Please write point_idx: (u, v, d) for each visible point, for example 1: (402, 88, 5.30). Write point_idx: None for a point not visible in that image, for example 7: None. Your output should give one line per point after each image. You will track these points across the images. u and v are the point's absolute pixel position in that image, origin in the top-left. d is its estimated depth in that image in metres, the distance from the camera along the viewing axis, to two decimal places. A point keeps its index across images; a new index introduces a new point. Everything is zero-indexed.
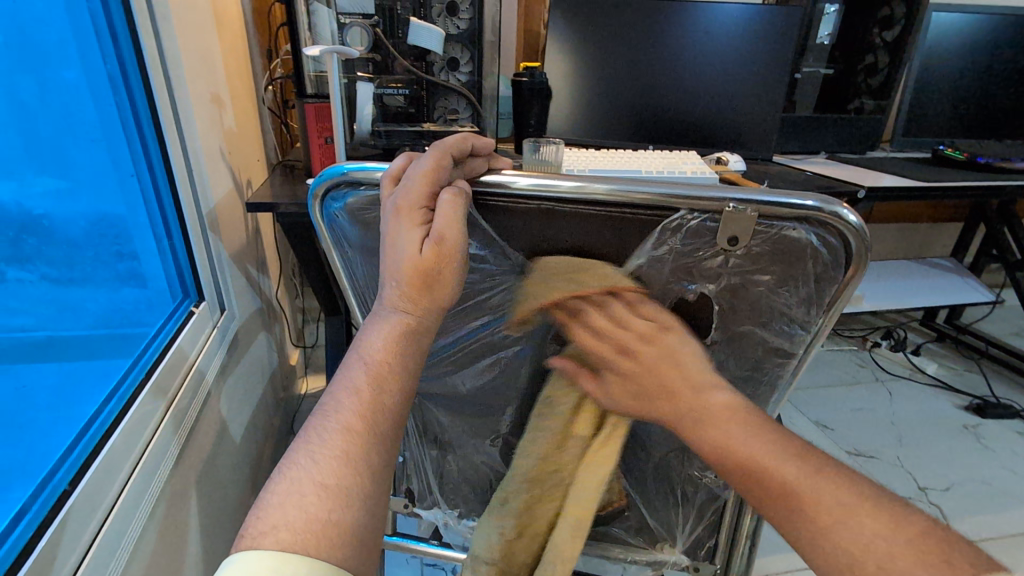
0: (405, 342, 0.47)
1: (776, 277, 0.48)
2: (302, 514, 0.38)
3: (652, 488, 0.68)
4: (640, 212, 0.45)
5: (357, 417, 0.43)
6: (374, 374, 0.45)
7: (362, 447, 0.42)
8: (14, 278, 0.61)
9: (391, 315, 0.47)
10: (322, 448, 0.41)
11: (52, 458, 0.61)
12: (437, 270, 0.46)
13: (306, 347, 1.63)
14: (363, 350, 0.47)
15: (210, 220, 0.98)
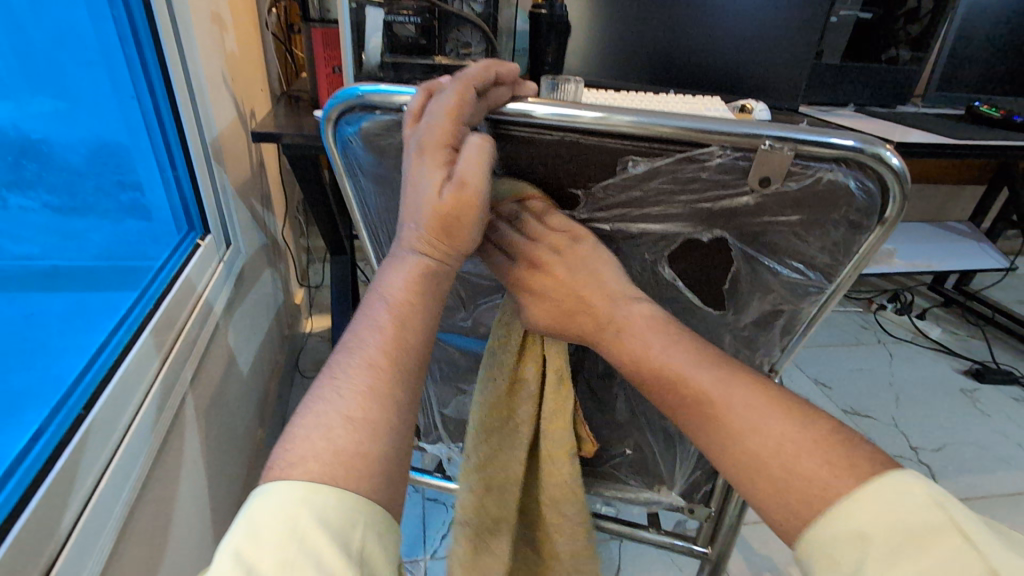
0: (423, 279, 0.46)
1: (805, 222, 0.46)
2: (329, 442, 0.38)
3: (653, 433, 0.67)
4: (669, 148, 0.43)
5: (381, 353, 0.43)
6: (396, 311, 0.45)
7: (384, 380, 0.42)
8: (19, 206, 0.59)
9: (410, 256, 0.46)
10: (347, 384, 0.41)
11: (65, 383, 0.62)
12: (455, 218, 0.44)
13: (311, 287, 1.63)
14: (385, 291, 0.46)
15: (214, 150, 0.94)
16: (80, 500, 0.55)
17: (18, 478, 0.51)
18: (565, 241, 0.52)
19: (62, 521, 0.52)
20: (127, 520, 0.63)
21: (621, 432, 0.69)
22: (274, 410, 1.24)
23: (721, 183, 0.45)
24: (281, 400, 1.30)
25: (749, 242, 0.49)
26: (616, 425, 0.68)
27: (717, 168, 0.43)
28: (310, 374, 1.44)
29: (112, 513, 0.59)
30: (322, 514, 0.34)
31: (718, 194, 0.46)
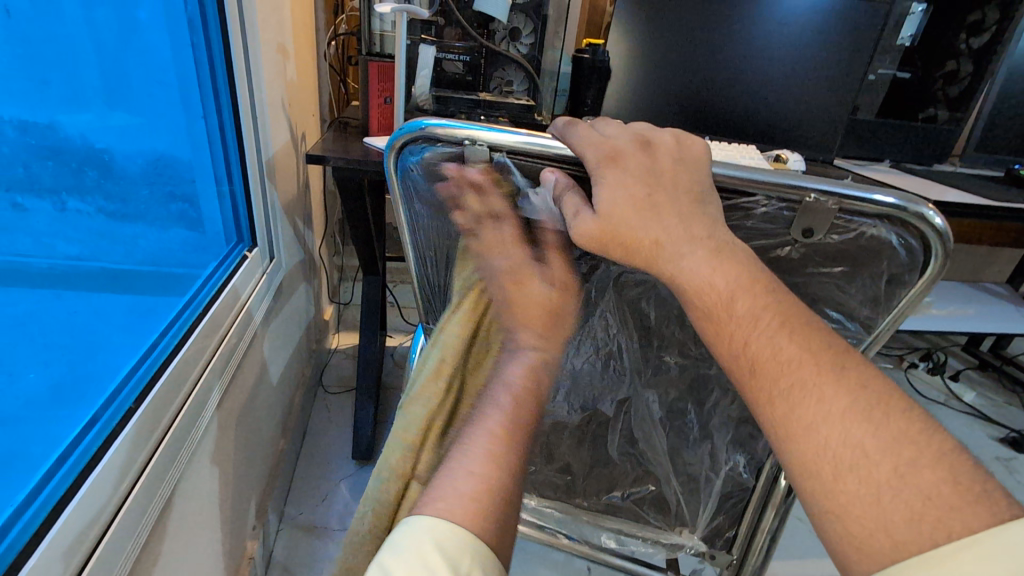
0: (539, 373, 0.57)
1: (847, 273, 0.47)
2: (465, 498, 0.42)
3: (677, 473, 0.68)
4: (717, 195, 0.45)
5: (503, 428, 0.50)
6: (515, 398, 0.53)
7: (502, 450, 0.48)
8: (74, 208, 0.60)
9: (527, 354, 0.58)
10: (472, 452, 0.47)
11: (118, 376, 0.66)
12: (559, 312, 0.58)
13: (341, 304, 1.66)
14: (507, 379, 0.55)
15: (267, 168, 1.00)
16: (113, 507, 0.57)
17: (48, 492, 0.52)
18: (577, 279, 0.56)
19: (102, 512, 0.55)
20: (155, 528, 0.65)
21: (640, 469, 0.70)
22: (297, 422, 1.26)
23: (766, 230, 0.46)
24: (303, 414, 1.32)
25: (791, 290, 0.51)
26: (642, 459, 0.69)
27: (763, 217, 0.45)
28: (333, 391, 1.47)
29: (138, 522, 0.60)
30: (452, 562, 0.36)
31: (764, 244, 0.48)
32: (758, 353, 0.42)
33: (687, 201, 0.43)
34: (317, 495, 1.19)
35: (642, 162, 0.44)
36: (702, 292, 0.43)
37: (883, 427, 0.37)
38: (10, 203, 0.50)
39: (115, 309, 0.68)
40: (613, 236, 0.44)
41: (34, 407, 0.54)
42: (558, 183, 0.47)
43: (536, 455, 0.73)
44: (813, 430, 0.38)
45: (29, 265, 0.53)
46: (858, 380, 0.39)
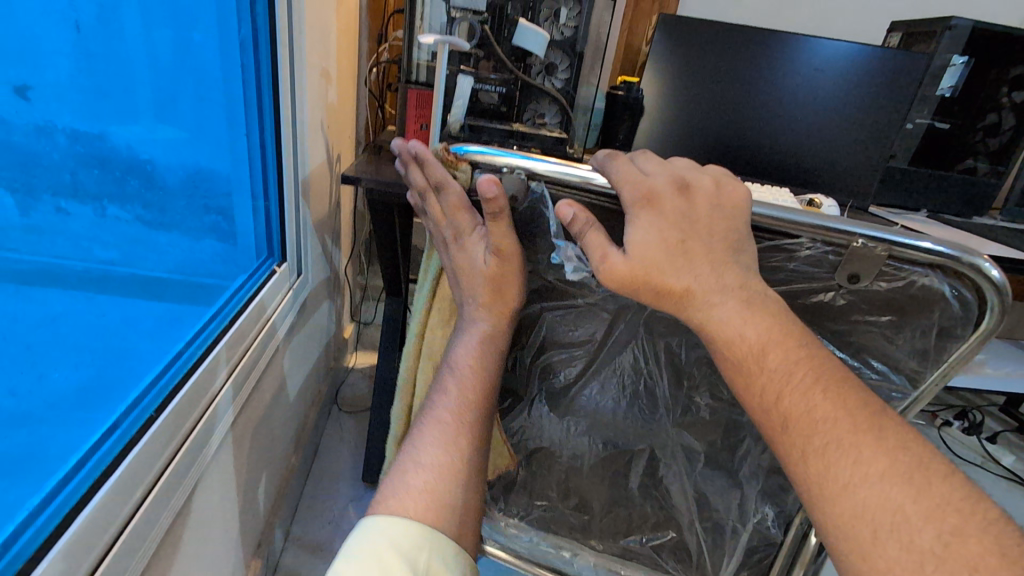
0: (489, 348, 0.59)
1: (894, 323, 0.45)
2: (417, 492, 0.52)
3: (701, 519, 0.65)
4: (758, 236, 0.45)
5: (451, 411, 0.57)
6: (464, 382, 0.58)
7: (453, 436, 0.56)
8: (113, 215, 0.61)
9: (476, 326, 0.59)
10: (426, 441, 0.55)
11: (141, 384, 0.66)
12: (501, 278, 0.56)
13: (361, 324, 1.67)
14: (454, 361, 0.59)
15: (303, 186, 1.03)
16: (123, 516, 0.57)
17: (67, 492, 0.52)
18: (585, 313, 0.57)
19: (110, 526, 0.55)
20: (162, 540, 0.65)
21: (661, 513, 0.68)
22: (309, 440, 1.25)
23: (809, 275, 0.45)
24: (316, 431, 1.31)
25: (831, 340, 0.49)
26: (664, 503, 0.67)
27: (806, 260, 0.44)
28: (347, 410, 1.46)
29: (147, 533, 0.60)
30: (397, 542, 0.47)
31: (806, 288, 0.46)
32: (792, 409, 0.41)
33: (723, 248, 0.43)
34: (323, 516, 1.17)
35: (679, 206, 0.43)
36: (732, 343, 0.43)
37: (924, 492, 0.36)
38: (53, 208, 0.52)
39: (148, 317, 0.69)
40: (644, 281, 0.44)
41: (59, 409, 0.54)
42: (576, 220, 0.47)
43: (554, 490, 0.71)
44: (851, 490, 0.38)
45: (64, 268, 0.54)
46: (897, 440, 0.38)
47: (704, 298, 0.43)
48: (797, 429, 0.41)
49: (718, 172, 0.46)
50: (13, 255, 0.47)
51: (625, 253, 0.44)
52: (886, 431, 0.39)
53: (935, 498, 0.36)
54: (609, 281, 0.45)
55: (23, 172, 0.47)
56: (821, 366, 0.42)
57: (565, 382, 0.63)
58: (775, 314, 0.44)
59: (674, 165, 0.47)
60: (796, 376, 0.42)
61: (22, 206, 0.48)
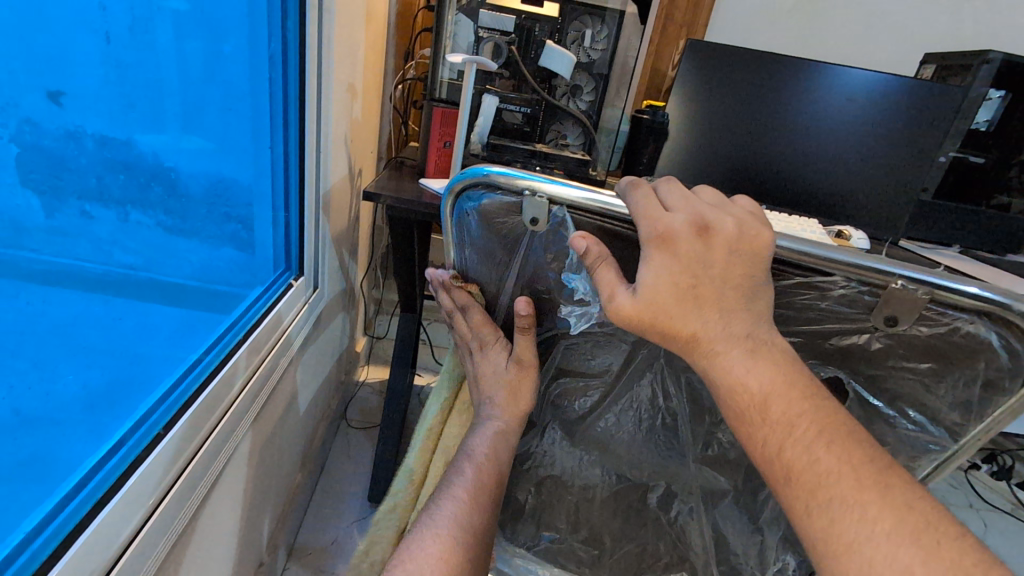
0: (504, 443, 0.58)
1: (935, 371, 0.44)
2: (434, 561, 0.46)
3: (715, 565, 0.62)
4: (790, 270, 0.42)
5: (468, 491, 0.53)
6: (478, 467, 0.56)
7: (469, 518, 0.51)
8: (136, 220, 0.61)
9: (491, 422, 0.59)
10: (442, 514, 0.51)
11: (155, 392, 0.65)
12: (519, 388, 0.60)
13: (374, 337, 1.66)
14: (470, 448, 0.57)
15: (323, 200, 1.03)
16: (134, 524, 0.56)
17: (78, 502, 0.52)
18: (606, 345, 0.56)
19: (116, 538, 0.53)
20: (170, 551, 0.63)
21: (671, 554, 0.65)
22: (317, 455, 1.24)
23: (845, 314, 0.44)
24: (324, 446, 1.30)
25: (867, 384, 0.48)
26: (676, 543, 0.64)
27: (840, 298, 0.42)
28: (356, 425, 1.45)
29: (156, 543, 0.59)
30: None
31: (835, 328, 0.45)
32: (794, 462, 0.39)
33: (735, 294, 0.41)
34: (328, 535, 1.15)
35: (695, 250, 0.41)
36: (733, 392, 0.41)
37: (931, 553, 0.34)
38: (78, 211, 0.52)
39: (166, 324, 0.69)
40: (649, 321, 0.42)
41: (72, 414, 0.53)
42: (589, 252, 0.46)
43: (562, 521, 0.68)
44: (856, 551, 0.36)
45: (84, 270, 0.54)
46: (902, 499, 0.37)
47: (710, 344, 0.42)
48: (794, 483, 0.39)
49: (743, 210, 0.43)
50: (35, 256, 0.47)
51: (634, 291, 0.43)
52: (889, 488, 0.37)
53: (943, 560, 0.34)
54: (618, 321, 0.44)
55: (51, 174, 0.48)
56: (823, 417, 0.40)
57: (582, 412, 0.62)
58: (779, 361, 0.42)
59: (694, 198, 0.44)
60: (798, 428, 0.40)
61: (47, 209, 0.48)
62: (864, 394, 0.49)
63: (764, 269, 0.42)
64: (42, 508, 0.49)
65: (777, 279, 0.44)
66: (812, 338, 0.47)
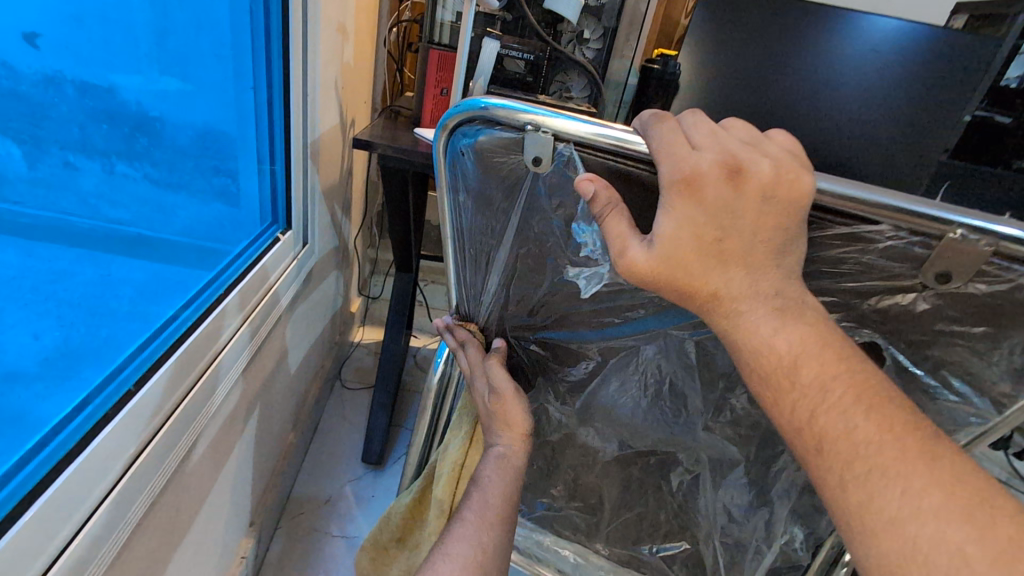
0: (517, 470, 0.54)
1: (988, 335, 0.40)
2: None
3: (721, 534, 0.60)
4: (832, 220, 0.38)
5: (481, 517, 0.49)
6: (493, 496, 0.51)
7: (484, 548, 0.47)
8: (121, 172, 0.58)
9: (499, 448, 0.55)
10: (452, 548, 0.46)
11: (123, 353, 0.60)
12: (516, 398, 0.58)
13: (369, 298, 1.62)
14: (482, 476, 0.53)
15: (311, 149, 0.96)
16: (117, 472, 0.54)
17: (56, 444, 0.49)
18: (617, 310, 0.51)
19: (90, 495, 0.50)
20: (151, 506, 0.61)
21: (676, 524, 0.62)
22: (310, 416, 1.21)
23: (889, 271, 0.40)
24: (317, 407, 1.27)
25: (907, 349, 0.45)
26: (681, 512, 0.62)
27: (884, 252, 0.39)
28: (351, 386, 1.42)
29: (139, 493, 0.57)
30: None
31: (875, 286, 0.42)
32: (828, 430, 0.35)
33: (767, 248, 0.37)
34: (320, 496, 1.13)
35: (724, 196, 0.36)
36: (759, 355, 0.38)
37: (988, 533, 0.30)
38: (60, 160, 0.49)
39: (145, 274, 0.65)
40: (666, 275, 0.38)
41: (51, 367, 0.51)
42: (597, 198, 0.41)
43: (559, 489, 0.66)
44: (898, 525, 0.32)
45: (70, 223, 0.52)
46: (950, 472, 0.32)
47: (731, 304, 0.38)
48: (827, 453, 0.35)
49: (778, 148, 0.38)
50: (17, 209, 0.45)
51: (649, 245, 0.38)
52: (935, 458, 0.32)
53: (1002, 539, 0.30)
54: (630, 278, 0.40)
55: (29, 122, 0.45)
56: (865, 382, 0.36)
57: (582, 376, 0.58)
58: (815, 321, 0.38)
59: (724, 132, 0.39)
60: (834, 395, 0.36)
61: (28, 158, 0.45)
62: (906, 362, 0.45)
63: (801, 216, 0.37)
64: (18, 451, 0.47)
65: (814, 233, 0.40)
66: (848, 299, 0.44)
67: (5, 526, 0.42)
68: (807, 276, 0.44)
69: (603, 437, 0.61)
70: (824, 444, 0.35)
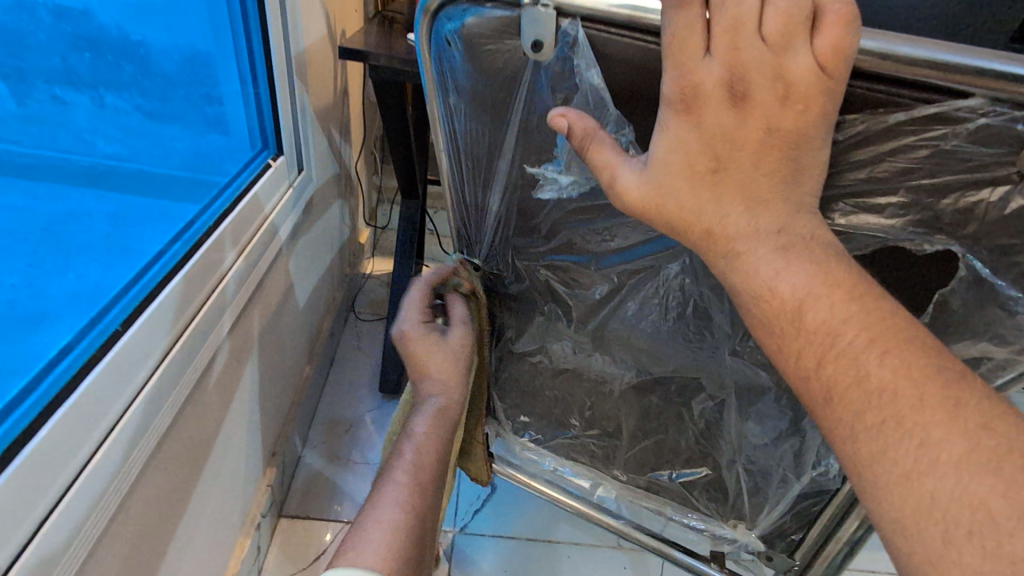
0: (448, 424, 0.57)
1: None
2: (380, 546, 0.46)
3: (745, 461, 0.58)
4: (913, 91, 0.33)
5: (414, 472, 0.53)
6: (423, 454, 0.54)
7: (418, 499, 0.52)
8: (112, 104, 0.62)
9: (432, 404, 0.57)
10: (382, 507, 0.50)
11: (107, 295, 0.58)
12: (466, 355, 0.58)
13: (377, 228, 1.57)
14: (413, 434, 0.55)
15: (298, 65, 0.87)
16: (115, 413, 0.53)
17: (37, 396, 0.48)
18: (634, 223, 0.46)
19: (100, 423, 0.51)
20: (161, 442, 0.62)
21: (698, 450, 0.60)
22: (325, 349, 1.21)
23: (974, 159, 0.35)
24: (332, 340, 1.27)
25: (986, 255, 0.38)
26: (702, 438, 0.59)
27: (973, 135, 0.33)
28: (365, 317, 1.41)
29: (146, 427, 0.57)
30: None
31: (954, 181, 0.36)
32: (837, 379, 0.33)
33: (769, 181, 0.37)
34: (340, 425, 1.15)
35: (725, 123, 0.36)
36: (761, 299, 0.36)
37: (1015, 488, 0.27)
38: (49, 95, 0.53)
39: (146, 210, 0.67)
40: (656, 211, 0.39)
41: (29, 322, 0.51)
42: (572, 133, 0.40)
43: (575, 418, 0.64)
44: (915, 481, 0.29)
45: (70, 161, 0.57)
46: (976, 420, 0.29)
47: (728, 244, 0.37)
48: (836, 399, 0.33)
49: (805, 57, 0.33)
50: (17, 147, 0.50)
51: (642, 168, 0.39)
52: (961, 406, 0.30)
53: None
54: (626, 209, 0.41)
55: (13, 56, 0.48)
56: (879, 321, 0.33)
57: (596, 300, 0.53)
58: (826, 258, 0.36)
59: (747, 28, 0.34)
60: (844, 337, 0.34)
61: (17, 96, 0.49)
62: (987, 273, 0.39)
63: (816, 142, 0.36)
64: (12, 391, 0.48)
65: (891, 113, 0.34)
66: (916, 201, 0.38)
67: (11, 456, 0.44)
68: (871, 168, 0.38)
69: (622, 365, 0.58)
70: (847, 384, 0.33)
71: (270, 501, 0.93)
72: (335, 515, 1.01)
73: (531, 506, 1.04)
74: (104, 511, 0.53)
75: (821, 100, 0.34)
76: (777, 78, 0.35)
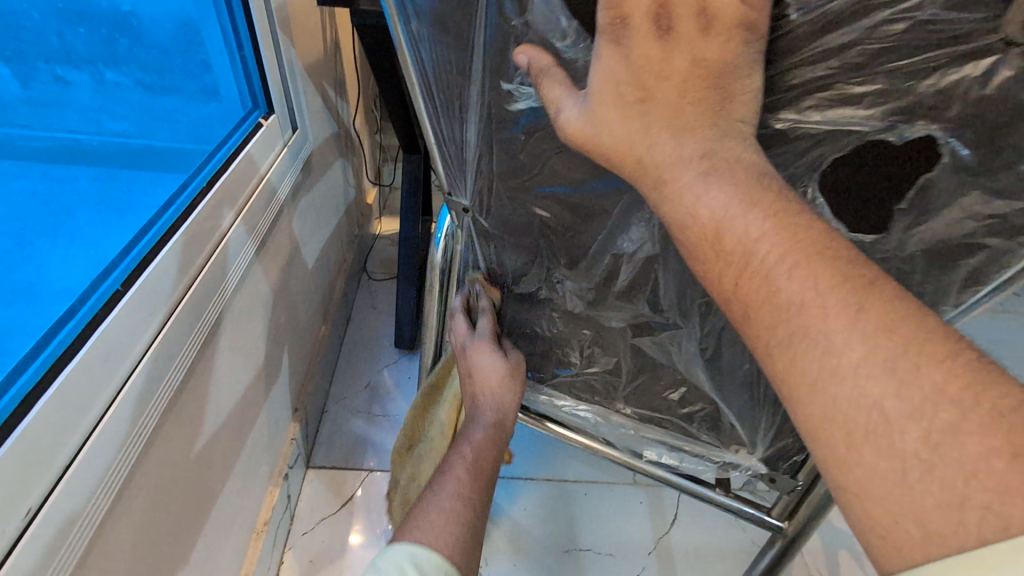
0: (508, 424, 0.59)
1: None
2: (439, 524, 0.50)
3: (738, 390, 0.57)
4: None
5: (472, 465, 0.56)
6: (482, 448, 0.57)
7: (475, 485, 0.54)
8: (112, 81, 0.65)
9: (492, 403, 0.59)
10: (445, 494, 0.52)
11: (109, 257, 0.60)
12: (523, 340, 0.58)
13: (384, 187, 1.57)
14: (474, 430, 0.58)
15: (281, 19, 0.85)
16: (129, 364, 0.55)
17: (52, 347, 0.50)
18: None
19: (114, 376, 0.53)
20: (174, 400, 0.64)
21: (692, 384, 0.60)
22: (339, 309, 1.24)
23: (949, 28, 0.32)
24: (346, 299, 1.30)
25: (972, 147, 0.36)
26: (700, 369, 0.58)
27: None
28: (377, 276, 1.43)
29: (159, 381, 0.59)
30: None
31: (933, 58, 0.33)
32: (751, 298, 0.32)
33: (696, 109, 0.36)
34: (359, 381, 1.19)
35: (652, 55, 0.36)
36: (681, 228, 0.35)
37: (907, 385, 0.27)
38: (51, 76, 0.56)
39: (143, 180, 0.68)
40: (592, 143, 0.39)
41: (32, 290, 0.53)
42: (532, 67, 0.40)
43: (576, 354, 0.64)
44: (819, 388, 0.30)
45: (79, 141, 0.61)
46: (875, 324, 0.29)
47: (658, 172, 0.36)
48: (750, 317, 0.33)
49: None
50: (28, 132, 0.54)
51: (584, 102, 0.38)
52: (857, 307, 0.30)
53: (921, 393, 0.27)
54: (572, 142, 0.40)
55: (11, 37, 0.51)
56: (792, 236, 0.32)
57: (585, 236, 0.53)
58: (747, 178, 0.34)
59: None
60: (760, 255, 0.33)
61: (21, 79, 0.53)
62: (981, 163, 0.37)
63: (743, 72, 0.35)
64: (33, 339, 0.51)
65: None
66: (896, 88, 0.35)
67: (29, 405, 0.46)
68: (842, 56, 0.35)
69: (614, 304, 0.58)
70: (761, 291, 0.32)
71: (296, 453, 0.98)
72: (364, 464, 1.05)
73: (548, 448, 1.08)
74: (131, 453, 0.56)
75: (741, 33, 0.34)
76: (701, 11, 0.35)
